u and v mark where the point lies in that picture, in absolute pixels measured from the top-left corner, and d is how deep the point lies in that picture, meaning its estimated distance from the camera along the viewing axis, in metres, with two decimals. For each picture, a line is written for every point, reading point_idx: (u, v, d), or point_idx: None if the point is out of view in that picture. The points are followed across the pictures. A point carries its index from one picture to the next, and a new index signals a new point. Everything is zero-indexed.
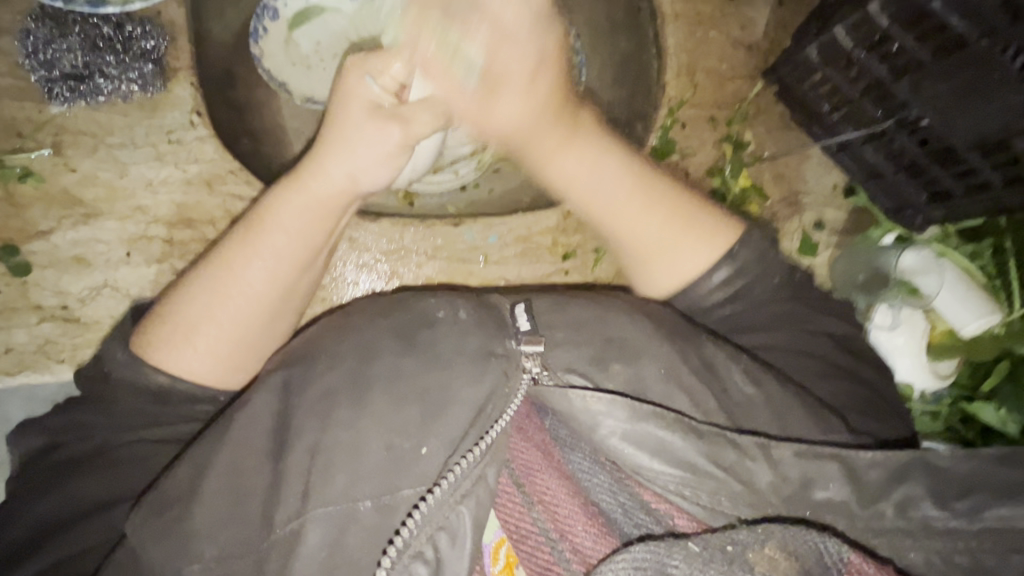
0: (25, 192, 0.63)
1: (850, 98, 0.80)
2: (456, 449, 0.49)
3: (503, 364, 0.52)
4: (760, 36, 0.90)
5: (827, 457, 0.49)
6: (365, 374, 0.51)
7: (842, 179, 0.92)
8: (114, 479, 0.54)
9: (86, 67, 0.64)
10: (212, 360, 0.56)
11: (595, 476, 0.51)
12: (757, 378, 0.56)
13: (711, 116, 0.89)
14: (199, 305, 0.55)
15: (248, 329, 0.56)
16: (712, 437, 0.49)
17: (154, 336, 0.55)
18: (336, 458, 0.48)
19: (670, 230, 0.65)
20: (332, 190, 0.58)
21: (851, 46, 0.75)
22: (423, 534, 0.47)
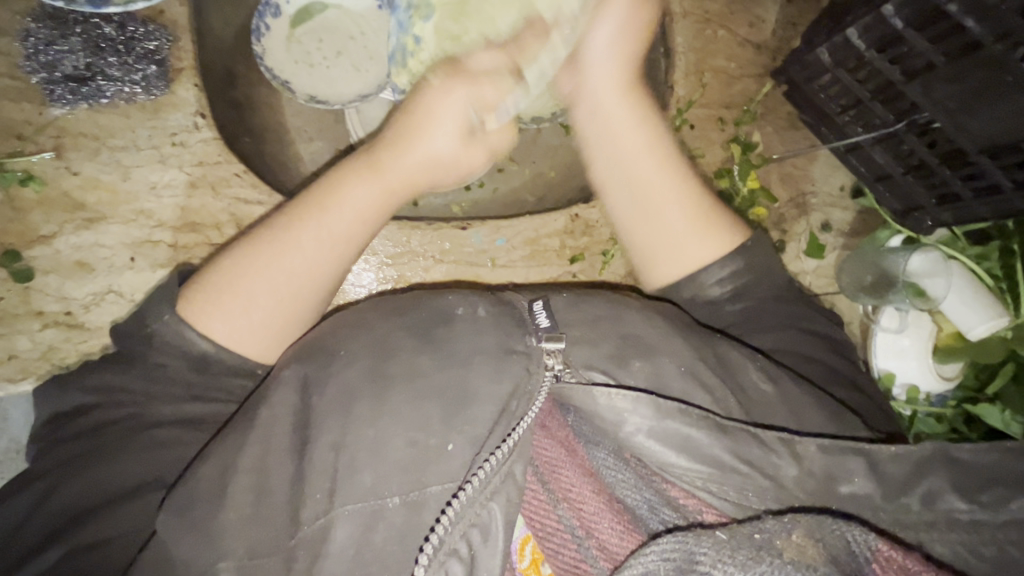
0: (26, 196, 0.62)
1: (861, 99, 0.80)
2: (483, 446, 0.49)
3: (523, 361, 0.51)
4: (769, 34, 0.89)
5: (851, 453, 0.49)
6: (384, 370, 0.50)
7: (848, 180, 0.92)
8: (127, 476, 0.52)
9: (88, 68, 0.63)
10: (256, 334, 0.56)
11: (618, 473, 0.51)
12: (774, 377, 0.56)
13: (720, 115, 0.88)
14: (256, 276, 0.56)
15: (297, 303, 0.58)
16: (738, 433, 0.49)
17: (204, 306, 0.55)
18: (359, 454, 0.48)
19: (697, 222, 0.65)
20: (399, 185, 0.62)
21: (863, 47, 0.74)
22: (456, 531, 0.46)
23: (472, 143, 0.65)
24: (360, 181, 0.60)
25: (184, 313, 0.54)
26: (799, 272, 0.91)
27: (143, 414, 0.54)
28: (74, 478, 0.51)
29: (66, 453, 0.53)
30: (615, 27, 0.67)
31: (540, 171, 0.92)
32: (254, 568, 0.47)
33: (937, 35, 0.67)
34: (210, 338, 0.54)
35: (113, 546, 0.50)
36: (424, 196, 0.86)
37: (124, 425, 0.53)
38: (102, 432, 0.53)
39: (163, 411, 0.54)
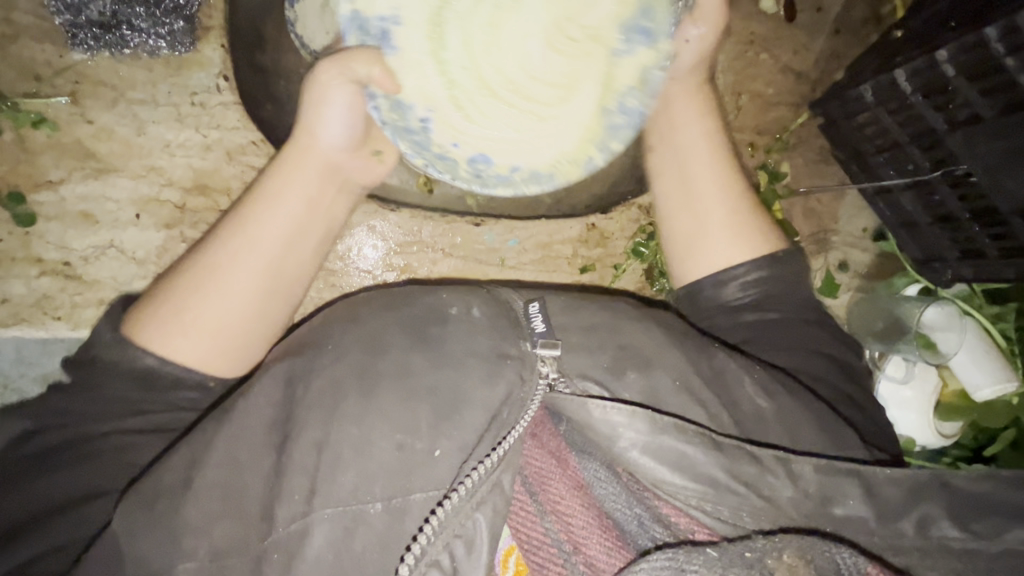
0: (38, 138, 0.60)
1: (897, 142, 0.77)
2: (471, 454, 0.47)
3: (517, 367, 0.51)
4: (812, 65, 0.87)
5: (845, 474, 0.48)
6: (372, 368, 0.49)
7: (872, 223, 0.91)
8: (68, 489, 0.51)
9: (113, 16, 0.60)
10: (206, 350, 0.54)
11: (607, 485, 0.50)
12: (771, 393, 0.55)
13: (749, 141, 0.86)
14: (192, 292, 0.53)
15: (238, 319, 0.54)
16: (733, 453, 0.48)
17: (150, 332, 0.52)
18: (344, 454, 0.47)
19: (740, 219, 0.66)
20: (321, 166, 0.58)
21: (909, 90, 0.71)
22: (439, 541, 0.45)
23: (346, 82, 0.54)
24: (279, 169, 0.57)
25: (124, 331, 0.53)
26: None
27: (107, 414, 0.52)
28: (24, 483, 0.51)
29: (24, 454, 0.52)
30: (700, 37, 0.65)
31: None
32: (223, 565, 0.46)
33: (995, 83, 0.63)
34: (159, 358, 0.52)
35: (49, 558, 0.49)
36: None
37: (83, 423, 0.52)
38: (65, 429, 0.52)
39: (101, 425, 0.52)
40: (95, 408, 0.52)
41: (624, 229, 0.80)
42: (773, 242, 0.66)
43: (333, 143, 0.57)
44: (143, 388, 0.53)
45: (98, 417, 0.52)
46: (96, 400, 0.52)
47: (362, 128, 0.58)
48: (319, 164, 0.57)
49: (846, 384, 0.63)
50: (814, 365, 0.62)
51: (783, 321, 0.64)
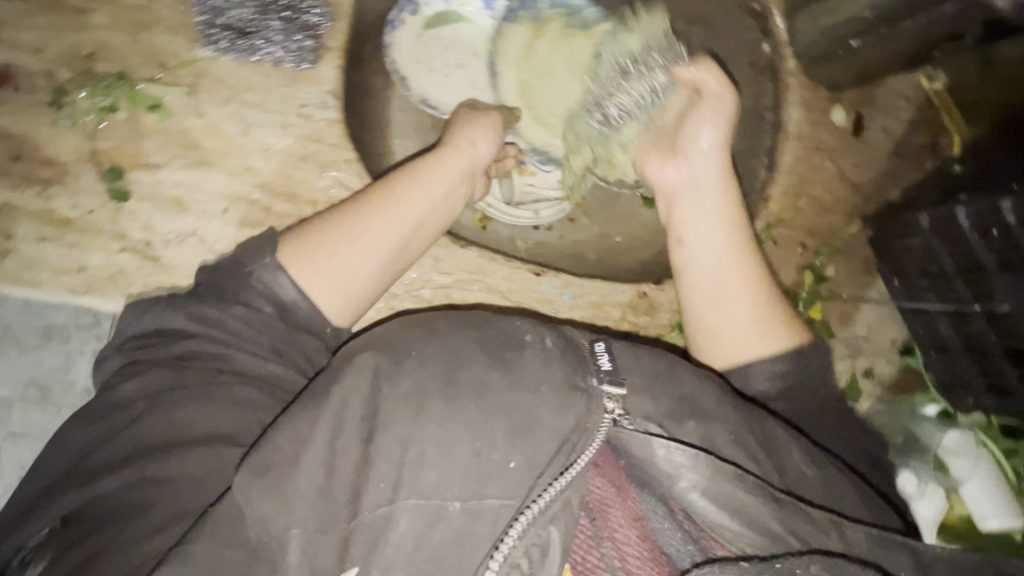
0: (148, 122, 0.62)
1: (945, 272, 0.80)
2: (544, 472, 0.48)
3: (584, 400, 0.51)
4: (868, 179, 0.91)
5: (896, 546, 0.48)
6: (455, 377, 0.51)
7: (902, 335, 0.93)
8: (202, 423, 0.52)
9: (250, 25, 0.64)
10: (334, 291, 0.59)
11: (664, 521, 0.52)
12: (817, 462, 0.55)
13: (802, 241, 0.90)
14: (346, 229, 0.61)
15: (370, 263, 0.61)
16: (789, 505, 0.49)
17: (297, 255, 0.59)
18: (428, 453, 0.48)
19: (767, 303, 0.68)
20: (461, 164, 0.71)
21: (968, 226, 0.75)
22: (519, 547, 0.47)
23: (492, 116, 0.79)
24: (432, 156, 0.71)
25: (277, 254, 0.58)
26: None
27: (250, 344, 0.56)
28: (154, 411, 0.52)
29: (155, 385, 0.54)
30: (718, 131, 0.75)
31: (606, 232, 1.02)
32: (317, 548, 0.46)
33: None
34: (298, 286, 0.57)
35: (180, 490, 0.49)
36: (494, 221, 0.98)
37: (225, 357, 0.55)
38: (211, 355, 0.55)
39: (242, 358, 0.56)
40: (238, 338, 0.56)
41: (673, 303, 0.82)
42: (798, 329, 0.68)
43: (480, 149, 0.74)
44: (282, 322, 0.57)
45: (241, 347, 0.56)
46: (240, 333, 0.56)
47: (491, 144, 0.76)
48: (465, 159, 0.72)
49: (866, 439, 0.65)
50: (829, 423, 0.64)
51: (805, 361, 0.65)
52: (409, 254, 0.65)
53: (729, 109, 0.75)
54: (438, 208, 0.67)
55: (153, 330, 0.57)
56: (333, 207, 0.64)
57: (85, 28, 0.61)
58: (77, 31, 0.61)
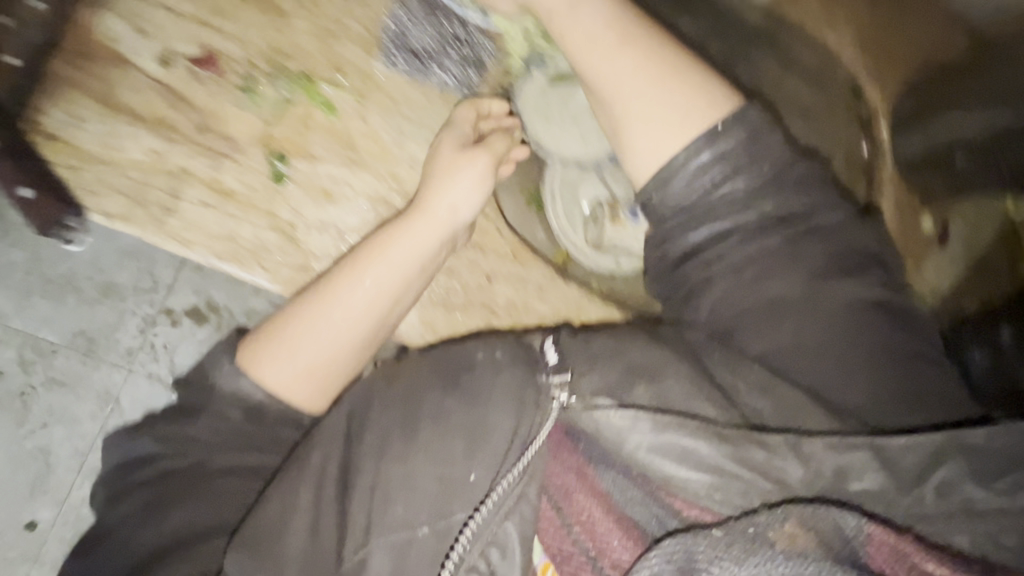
0: (318, 121, 0.74)
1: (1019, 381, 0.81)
2: (497, 473, 0.61)
3: (536, 399, 0.62)
4: (939, 281, 0.93)
5: (859, 447, 0.52)
6: (415, 414, 0.63)
7: None
8: (196, 523, 0.61)
9: (430, 54, 0.78)
10: (304, 383, 0.66)
11: (626, 493, 0.58)
12: (766, 389, 0.58)
13: None
14: (306, 322, 0.66)
15: (336, 346, 0.67)
16: (738, 441, 0.54)
17: (258, 359, 0.65)
18: (392, 488, 0.60)
19: (672, 96, 0.67)
20: (438, 230, 0.70)
21: None
22: (474, 549, 0.60)
23: (482, 156, 0.73)
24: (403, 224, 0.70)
25: (242, 359, 0.66)
26: None
27: (224, 449, 0.64)
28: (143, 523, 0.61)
29: (140, 500, 0.62)
30: None
31: None
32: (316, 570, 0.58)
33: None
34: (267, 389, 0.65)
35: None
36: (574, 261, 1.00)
37: (198, 460, 0.64)
38: (183, 458, 0.64)
39: (218, 458, 0.64)
40: (217, 442, 0.64)
41: None
42: (717, 103, 0.67)
43: (460, 213, 0.72)
44: (252, 424, 0.66)
45: (215, 450, 0.64)
46: (215, 434, 0.65)
47: (475, 201, 0.73)
48: (441, 217, 0.70)
49: (847, 325, 0.62)
50: (789, 328, 0.63)
51: (776, 247, 0.64)
52: (377, 332, 0.69)
53: None
54: (410, 279, 0.69)
55: (134, 456, 0.65)
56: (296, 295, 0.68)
57: (289, 31, 0.74)
58: (280, 33, 0.74)
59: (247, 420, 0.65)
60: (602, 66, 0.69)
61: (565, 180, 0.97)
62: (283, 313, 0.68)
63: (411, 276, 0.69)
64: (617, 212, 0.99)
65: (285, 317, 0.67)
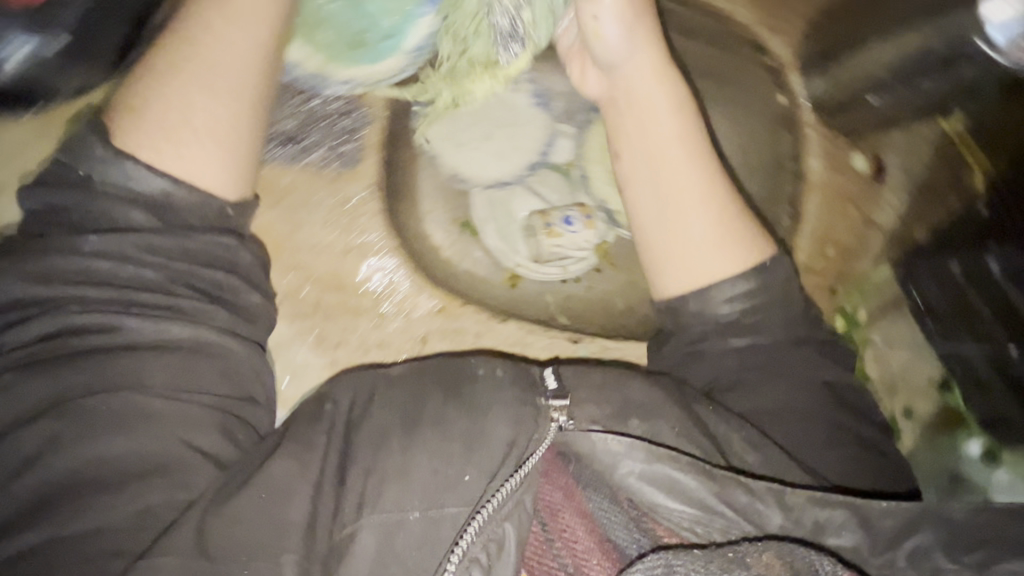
0: None
1: (980, 313, 0.80)
2: (495, 477, 0.56)
3: (534, 415, 0.58)
4: (893, 221, 0.92)
5: (837, 505, 0.53)
6: (415, 420, 0.59)
7: (936, 372, 0.92)
8: (135, 415, 0.55)
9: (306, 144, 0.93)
10: (201, 146, 0.62)
11: (613, 516, 0.58)
12: (757, 445, 0.60)
13: (832, 288, 0.92)
14: (177, 86, 0.63)
15: (227, 112, 0.64)
16: (726, 480, 0.55)
17: (132, 135, 0.60)
18: (388, 475, 0.56)
19: (720, 231, 0.69)
20: None
21: (999, 270, 0.77)
22: (477, 543, 0.54)
23: None
24: None
25: (123, 143, 0.60)
26: None
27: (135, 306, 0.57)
28: (48, 419, 0.53)
29: (15, 464, 0.52)
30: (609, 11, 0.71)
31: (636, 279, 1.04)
32: None
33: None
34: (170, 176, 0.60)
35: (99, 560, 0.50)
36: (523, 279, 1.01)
37: (127, 329, 0.57)
38: (105, 326, 0.56)
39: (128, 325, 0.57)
40: (108, 296, 0.57)
41: None
42: (761, 250, 0.70)
43: None
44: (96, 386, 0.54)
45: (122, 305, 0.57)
46: (91, 300, 0.56)
47: None
48: None
49: (832, 414, 0.65)
50: (758, 398, 0.65)
51: (772, 348, 0.67)
52: (256, 103, 0.67)
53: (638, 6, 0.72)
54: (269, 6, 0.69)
55: (34, 299, 0.56)
56: (146, 66, 0.64)
57: None
58: None
59: (160, 228, 0.59)
60: (650, 202, 0.72)
61: (493, 203, 1.01)
62: (139, 88, 0.63)
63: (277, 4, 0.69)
64: (550, 222, 1.01)
65: (139, 101, 0.62)
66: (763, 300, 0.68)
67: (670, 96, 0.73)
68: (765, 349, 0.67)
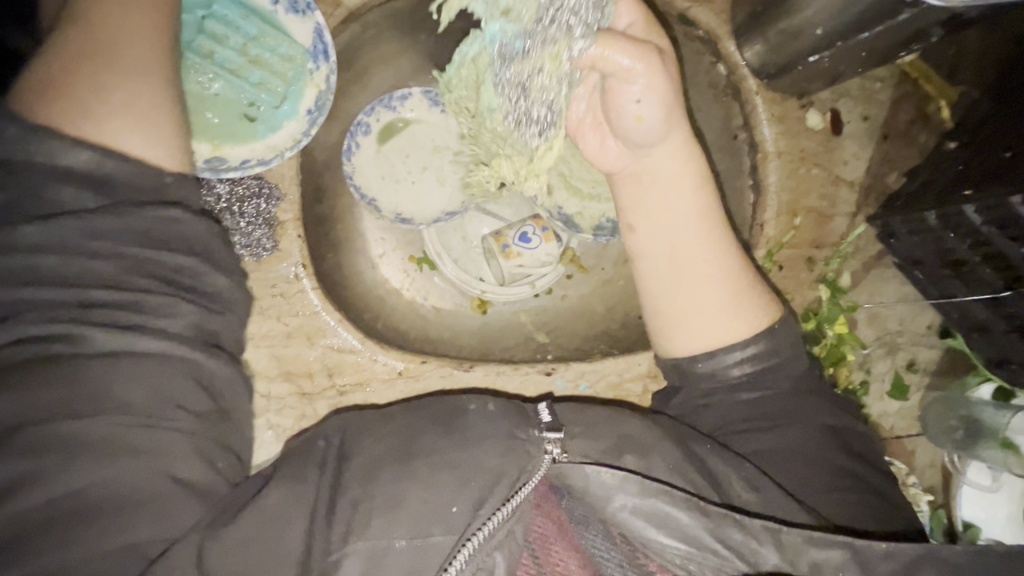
0: None
1: (965, 259, 0.76)
2: (483, 507, 0.52)
3: (527, 448, 0.55)
4: (860, 173, 0.86)
5: (835, 545, 0.49)
6: (411, 446, 0.56)
7: (936, 320, 0.90)
8: (105, 479, 0.48)
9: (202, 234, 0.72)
10: (141, 128, 0.55)
11: (609, 553, 0.54)
12: (755, 485, 0.58)
13: (810, 256, 0.86)
14: (101, 55, 0.55)
15: (154, 102, 0.57)
16: (720, 518, 0.51)
17: (46, 111, 0.51)
18: (376, 511, 0.52)
19: (735, 297, 0.68)
20: None
21: (980, 222, 0.70)
22: (467, 573, 0.50)
23: None
24: None
25: (36, 115, 0.51)
26: (880, 414, 0.90)
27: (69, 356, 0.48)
28: (4, 460, 0.45)
29: None
30: (647, 93, 0.60)
31: (608, 280, 1.00)
32: None
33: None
34: (86, 152, 0.51)
35: None
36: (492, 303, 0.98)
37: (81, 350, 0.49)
38: (54, 351, 0.48)
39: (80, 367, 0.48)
40: (53, 297, 0.48)
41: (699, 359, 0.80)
42: (773, 305, 0.70)
43: None
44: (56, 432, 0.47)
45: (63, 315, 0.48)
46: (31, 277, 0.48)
47: None
48: None
49: (836, 459, 0.63)
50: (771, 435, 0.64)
51: (783, 397, 0.67)
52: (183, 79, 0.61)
53: (668, 72, 0.60)
54: None
55: None
56: (53, 51, 0.55)
57: None
58: None
59: (104, 213, 0.51)
60: (662, 270, 0.69)
61: (444, 235, 0.97)
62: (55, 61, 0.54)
63: None
64: (506, 244, 0.96)
65: (67, 62, 0.54)
66: (769, 357, 0.68)
67: (688, 161, 0.68)
68: (778, 396, 0.67)
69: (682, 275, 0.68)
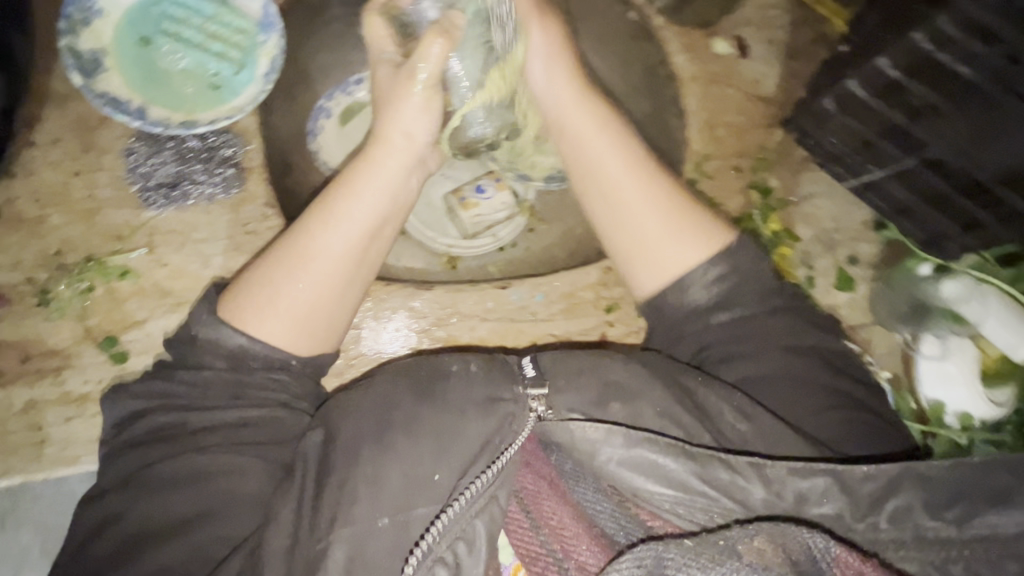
0: (123, 287, 0.79)
1: (869, 140, 0.84)
2: (467, 473, 0.60)
3: (509, 407, 0.62)
4: (774, 88, 0.95)
5: (820, 473, 0.54)
6: (388, 418, 0.62)
7: (869, 215, 0.96)
8: (180, 505, 0.61)
9: (177, 175, 0.80)
10: (287, 329, 0.67)
11: (599, 503, 0.62)
12: (749, 416, 0.63)
13: (735, 165, 0.94)
14: (282, 269, 0.68)
15: (318, 298, 0.68)
16: (707, 460, 0.57)
17: (246, 313, 0.66)
18: (360, 486, 0.59)
19: (670, 218, 0.72)
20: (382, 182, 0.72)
21: (867, 95, 0.78)
22: (444, 541, 0.58)
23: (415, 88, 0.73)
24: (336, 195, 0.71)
25: (229, 317, 0.66)
26: (832, 307, 0.94)
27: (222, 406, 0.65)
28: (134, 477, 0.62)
29: (104, 514, 0.62)
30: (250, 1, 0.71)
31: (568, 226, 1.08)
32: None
33: (967, 58, 0.66)
34: (255, 340, 0.66)
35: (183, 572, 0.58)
36: (460, 258, 1.05)
37: (189, 415, 0.65)
38: (170, 417, 0.65)
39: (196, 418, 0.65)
40: (189, 394, 0.66)
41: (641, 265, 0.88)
42: (717, 237, 0.71)
43: (332, 241, 0.69)
44: (156, 480, 0.61)
45: (191, 402, 0.66)
46: (208, 383, 0.66)
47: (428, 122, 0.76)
48: (370, 208, 0.70)
49: (820, 382, 0.68)
50: (752, 366, 0.69)
51: (754, 322, 0.70)
52: (365, 264, 0.72)
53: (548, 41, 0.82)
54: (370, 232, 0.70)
55: (132, 412, 0.67)
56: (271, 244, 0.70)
57: (47, 231, 0.78)
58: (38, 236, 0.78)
59: (231, 369, 0.66)
60: (602, 207, 0.75)
61: None
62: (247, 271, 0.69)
63: (381, 222, 0.71)
64: (464, 197, 1.03)
65: (258, 273, 0.68)
66: (734, 279, 0.70)
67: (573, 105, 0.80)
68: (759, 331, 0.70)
69: (618, 214, 0.74)
